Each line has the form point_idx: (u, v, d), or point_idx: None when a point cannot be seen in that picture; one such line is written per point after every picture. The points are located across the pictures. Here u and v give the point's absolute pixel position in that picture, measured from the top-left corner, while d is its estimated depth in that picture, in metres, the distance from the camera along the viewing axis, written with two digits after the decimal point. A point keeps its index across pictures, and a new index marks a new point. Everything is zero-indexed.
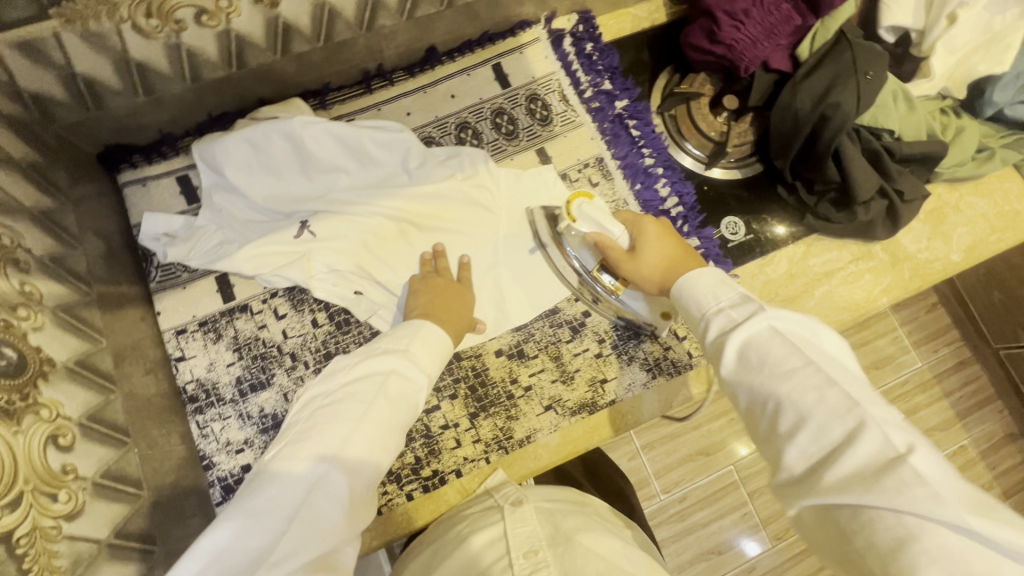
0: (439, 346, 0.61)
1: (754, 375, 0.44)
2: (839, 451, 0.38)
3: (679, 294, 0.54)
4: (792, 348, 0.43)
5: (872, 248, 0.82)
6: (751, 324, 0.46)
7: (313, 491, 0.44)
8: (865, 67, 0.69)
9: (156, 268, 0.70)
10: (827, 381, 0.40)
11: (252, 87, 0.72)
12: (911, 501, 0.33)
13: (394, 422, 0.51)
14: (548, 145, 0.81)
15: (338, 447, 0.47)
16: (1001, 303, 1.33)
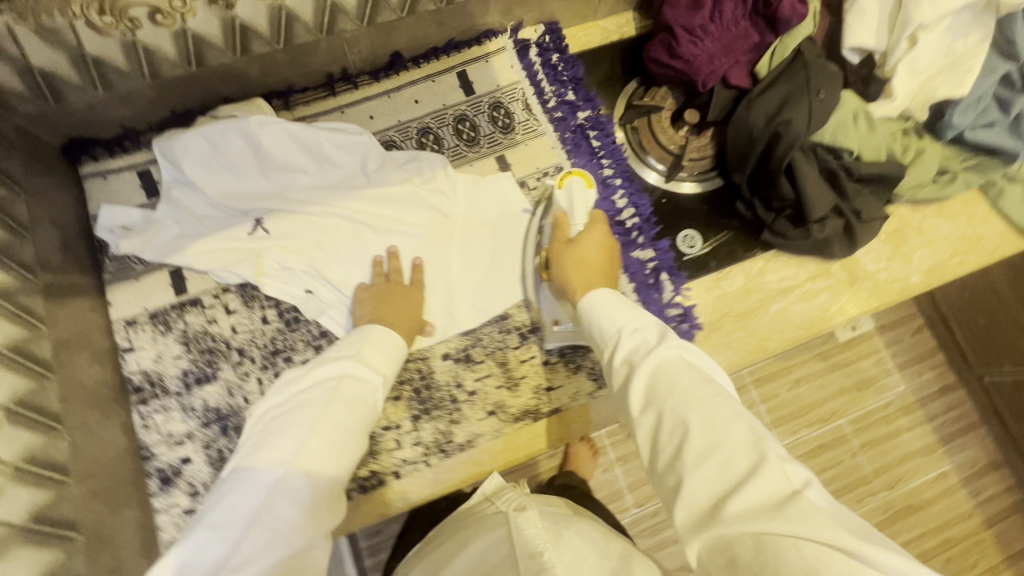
0: (391, 349, 0.63)
1: (658, 395, 0.47)
2: (741, 484, 0.40)
3: (590, 314, 0.59)
4: (696, 375, 0.47)
5: (831, 267, 0.82)
6: (660, 348, 0.50)
7: (272, 494, 0.44)
8: (818, 86, 0.69)
9: (111, 259, 0.72)
10: (733, 413, 0.44)
11: (214, 86, 0.73)
12: (811, 528, 0.36)
13: (352, 423, 0.52)
14: (507, 152, 0.81)
15: (294, 450, 0.47)
16: (987, 327, 1.25)
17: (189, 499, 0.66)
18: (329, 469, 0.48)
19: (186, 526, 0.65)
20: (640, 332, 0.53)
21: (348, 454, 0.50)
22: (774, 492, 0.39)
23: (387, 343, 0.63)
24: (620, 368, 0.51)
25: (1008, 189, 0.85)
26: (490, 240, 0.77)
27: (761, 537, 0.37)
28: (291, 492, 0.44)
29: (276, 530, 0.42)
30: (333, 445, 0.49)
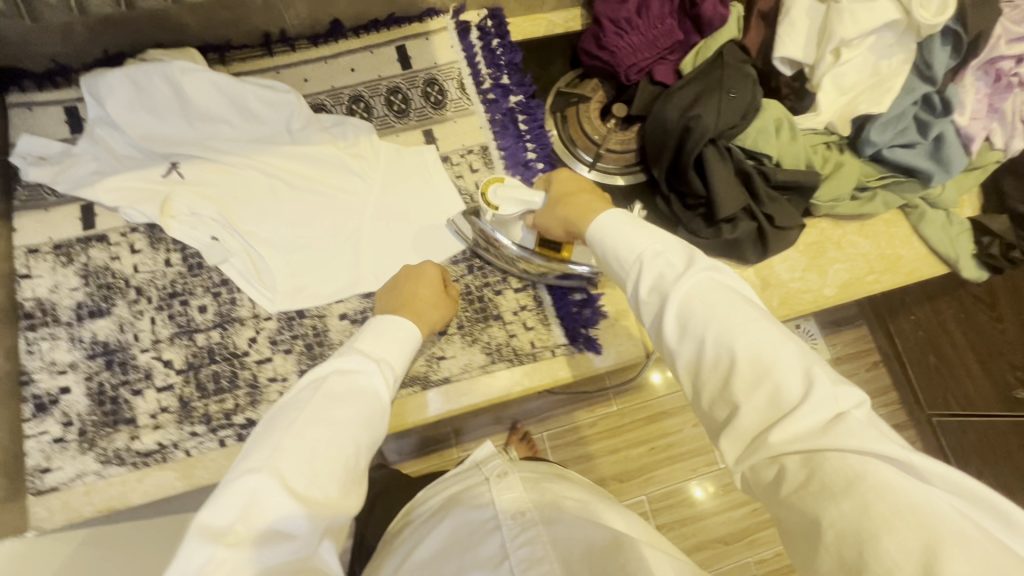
0: (397, 333, 0.57)
1: (690, 323, 0.45)
2: (794, 410, 0.38)
3: (601, 245, 0.54)
4: (730, 302, 0.44)
5: (745, 271, 0.83)
6: (687, 275, 0.46)
7: (254, 503, 0.37)
8: (730, 85, 0.72)
9: (24, 189, 0.73)
10: (781, 337, 0.42)
11: (147, 32, 0.75)
12: (866, 443, 0.35)
13: (348, 416, 0.46)
14: (435, 128, 0.83)
15: (281, 453, 0.41)
16: (936, 367, 1.31)
17: (62, 429, 0.66)
18: (324, 465, 0.41)
19: (54, 454, 0.65)
20: (661, 258, 0.48)
21: (352, 447, 0.44)
22: (826, 409, 0.38)
23: (393, 329, 0.57)
24: (649, 301, 0.47)
25: (928, 213, 0.86)
26: (404, 208, 0.78)
27: (809, 451, 0.37)
28: (278, 499, 0.38)
29: (261, 541, 0.36)
30: (329, 442, 0.43)
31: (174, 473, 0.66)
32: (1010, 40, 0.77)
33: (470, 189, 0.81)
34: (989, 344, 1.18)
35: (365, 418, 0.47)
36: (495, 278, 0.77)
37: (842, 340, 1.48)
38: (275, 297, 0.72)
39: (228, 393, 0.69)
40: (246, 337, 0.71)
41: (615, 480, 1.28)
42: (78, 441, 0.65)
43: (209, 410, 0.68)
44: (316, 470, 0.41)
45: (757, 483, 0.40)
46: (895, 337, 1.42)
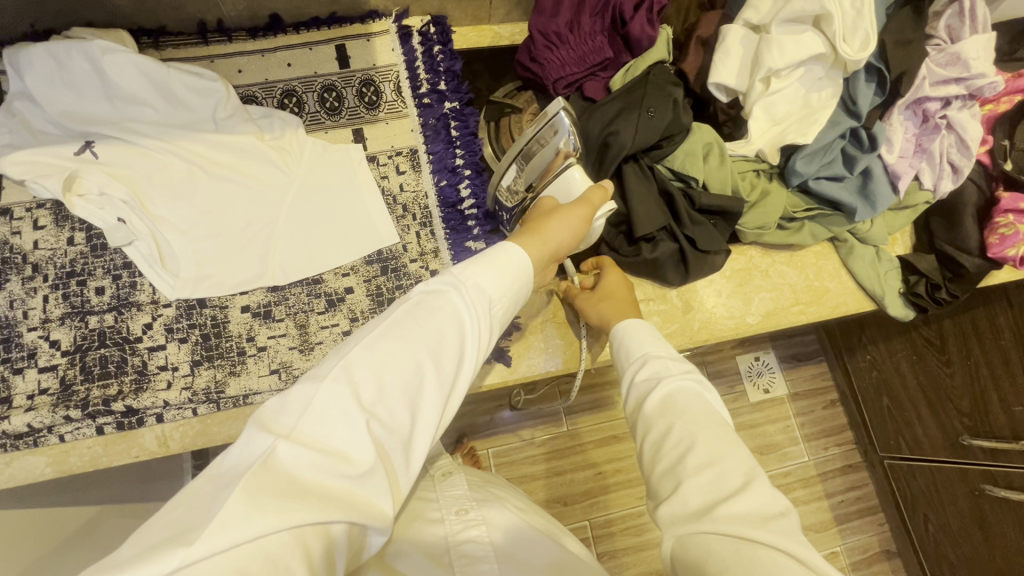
0: (503, 259, 0.49)
1: (669, 407, 0.51)
2: (732, 495, 0.42)
3: (619, 341, 0.63)
4: (708, 409, 0.50)
5: (668, 292, 0.82)
6: (678, 376, 0.54)
7: (320, 410, 0.36)
8: (650, 104, 0.72)
9: None
10: (740, 442, 0.47)
11: (75, 10, 0.74)
12: (788, 542, 0.39)
13: (421, 338, 0.42)
14: (366, 127, 0.83)
15: (354, 364, 0.39)
16: (888, 409, 1.30)
17: None
18: (398, 389, 0.39)
19: None
20: (661, 359, 0.57)
21: (423, 375, 0.41)
22: (762, 503, 0.42)
23: (501, 256, 0.50)
24: (640, 384, 0.55)
25: (857, 248, 0.86)
26: (323, 205, 0.77)
27: (741, 538, 0.39)
28: (342, 406, 0.37)
29: (317, 448, 0.35)
30: (398, 364, 0.40)
31: (44, 459, 0.63)
32: (935, 82, 0.78)
33: (393, 191, 0.80)
34: (936, 389, 1.17)
35: (442, 344, 0.42)
36: (409, 281, 0.76)
37: (799, 377, 1.44)
38: (177, 285, 0.70)
39: (113, 379, 0.66)
40: (142, 323, 0.69)
41: (558, 503, 1.24)
42: None
43: (90, 395, 0.65)
44: (382, 394, 0.38)
45: (686, 558, 0.41)
46: (851, 376, 1.39)
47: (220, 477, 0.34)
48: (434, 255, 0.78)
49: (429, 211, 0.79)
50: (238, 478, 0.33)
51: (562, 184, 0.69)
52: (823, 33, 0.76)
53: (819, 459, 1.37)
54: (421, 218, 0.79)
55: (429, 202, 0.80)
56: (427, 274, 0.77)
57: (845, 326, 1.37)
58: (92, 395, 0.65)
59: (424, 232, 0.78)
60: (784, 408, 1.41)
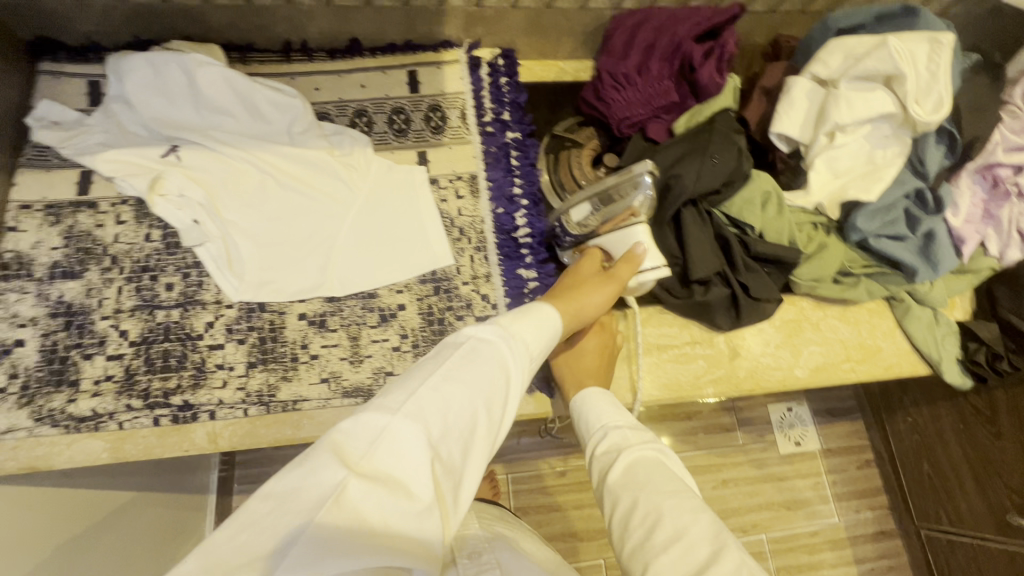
0: (540, 316, 0.53)
1: (632, 480, 0.54)
2: (701, 566, 0.45)
3: (576, 409, 0.65)
4: (669, 476, 0.54)
5: (715, 336, 0.81)
6: (638, 448, 0.57)
7: (390, 446, 0.37)
8: (714, 151, 0.72)
9: (32, 148, 0.76)
10: (699, 507, 0.50)
11: (176, 24, 0.80)
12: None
13: (479, 385, 0.44)
14: (430, 150, 0.85)
15: (419, 403, 0.40)
16: (929, 477, 1.24)
17: (6, 379, 0.66)
18: (456, 433, 0.41)
19: None
20: (620, 431, 0.60)
21: (477, 419, 0.43)
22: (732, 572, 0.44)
23: (539, 316, 0.53)
24: (602, 458, 0.59)
25: (914, 309, 0.84)
26: (383, 221, 0.79)
27: None
28: (409, 444, 0.38)
29: (385, 488, 0.36)
30: (457, 408, 0.42)
31: (102, 443, 0.66)
32: (1008, 148, 0.77)
33: (451, 214, 0.82)
34: (983, 461, 1.11)
35: (494, 392, 0.44)
36: (459, 303, 0.77)
37: (832, 432, 1.39)
38: (241, 287, 0.73)
39: (174, 372, 0.69)
40: (204, 321, 0.72)
41: (573, 537, 1.22)
42: (18, 394, 0.65)
43: (151, 386, 0.68)
44: (444, 436, 0.40)
45: None
46: (891, 438, 1.34)
47: (284, 508, 0.34)
48: (486, 280, 0.79)
49: (485, 236, 0.81)
50: (311, 516, 0.33)
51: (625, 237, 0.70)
52: (893, 91, 0.76)
53: (849, 521, 1.32)
54: (477, 242, 0.81)
55: (485, 227, 0.81)
56: (478, 298, 0.77)
57: (885, 384, 1.33)
58: (153, 386, 0.68)
59: (478, 256, 0.80)
60: (816, 463, 1.36)
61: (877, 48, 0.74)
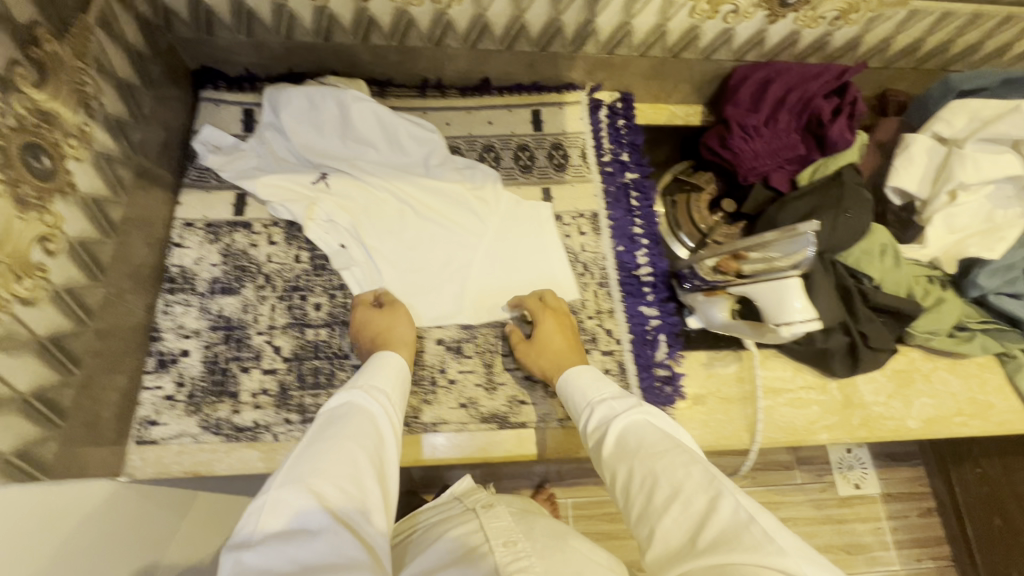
0: (380, 365, 0.65)
1: (624, 453, 0.56)
2: (705, 517, 0.47)
3: (563, 389, 0.68)
4: (661, 436, 0.56)
5: (828, 383, 0.83)
6: (623, 416, 0.59)
7: (279, 508, 0.45)
8: (847, 205, 0.75)
9: (195, 169, 0.82)
10: (692, 458, 0.53)
11: (330, 61, 0.86)
12: (762, 556, 0.43)
13: (346, 434, 0.53)
14: (553, 187, 0.89)
15: (294, 469, 0.48)
16: (999, 530, 1.23)
17: (174, 387, 0.71)
18: (337, 471, 0.49)
19: (162, 410, 0.70)
20: (605, 402, 0.62)
21: (359, 457, 0.52)
22: (730, 520, 0.46)
23: (379, 365, 0.65)
24: (593, 434, 0.61)
25: None
26: (511, 253, 0.83)
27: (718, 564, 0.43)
28: (296, 500, 0.45)
29: (284, 540, 0.43)
30: (338, 455, 0.50)
31: (256, 452, 0.70)
32: None
33: (574, 250, 0.85)
34: None
35: (361, 434, 0.54)
36: (585, 337, 0.80)
37: (893, 477, 1.37)
38: None
39: (324, 389, 0.73)
40: (350, 341, 0.76)
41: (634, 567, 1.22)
42: (185, 402, 0.70)
43: (304, 401, 0.72)
44: (330, 477, 0.48)
45: None
46: (957, 489, 1.32)
47: None
48: (610, 315, 0.82)
49: (607, 272, 0.84)
50: None
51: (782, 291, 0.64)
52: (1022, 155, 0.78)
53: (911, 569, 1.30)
54: (600, 278, 0.84)
55: (607, 264, 0.85)
56: (602, 333, 0.81)
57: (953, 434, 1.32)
58: (307, 401, 0.72)
59: (601, 292, 0.83)
60: (876, 508, 1.35)
61: (1009, 113, 0.77)
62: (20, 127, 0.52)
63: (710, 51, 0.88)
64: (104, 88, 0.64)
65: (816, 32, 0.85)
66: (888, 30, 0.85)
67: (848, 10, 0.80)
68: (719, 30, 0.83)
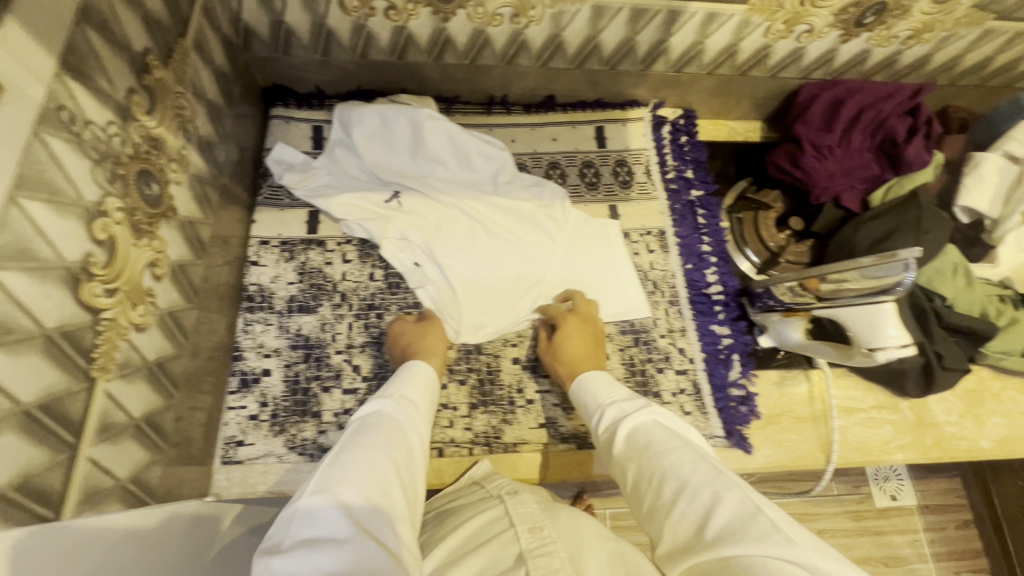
0: (408, 373, 0.64)
1: (632, 450, 0.53)
2: (711, 511, 0.45)
3: (576, 393, 0.66)
4: (668, 432, 0.54)
5: (899, 402, 0.83)
6: (633, 414, 0.57)
7: (310, 516, 0.43)
8: (927, 226, 0.74)
9: (268, 188, 0.83)
10: (700, 455, 0.50)
11: (400, 79, 0.86)
12: (770, 548, 0.40)
13: (373, 441, 0.51)
14: (620, 204, 0.89)
15: (322, 477, 0.47)
16: None
17: (257, 407, 0.71)
18: (366, 478, 0.47)
19: (247, 430, 0.70)
20: (615, 403, 0.60)
21: (386, 464, 0.49)
22: (736, 513, 0.44)
23: (408, 373, 0.64)
24: (601, 434, 0.58)
25: None
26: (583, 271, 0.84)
27: (728, 559, 0.41)
28: (321, 508, 0.44)
29: (310, 550, 0.41)
30: (370, 462, 0.49)
31: None
32: None
33: (643, 267, 0.86)
34: None
35: (389, 441, 0.52)
36: (658, 356, 0.80)
37: (929, 489, 1.36)
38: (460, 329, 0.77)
39: None
40: None
41: None
42: (269, 422, 0.71)
43: None
44: (358, 484, 0.46)
45: None
46: (996, 500, 1.31)
47: None
48: (681, 334, 0.82)
49: (677, 290, 0.84)
50: None
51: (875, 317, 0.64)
52: None
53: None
54: (670, 296, 0.84)
55: (676, 282, 0.85)
56: (675, 351, 0.81)
57: None
58: None
59: (672, 310, 0.83)
60: (912, 520, 1.34)
61: None
62: (136, 154, 0.52)
63: (777, 69, 0.88)
64: (197, 111, 0.64)
65: (886, 51, 0.85)
66: (959, 49, 0.85)
67: (922, 30, 0.80)
68: (791, 49, 0.83)
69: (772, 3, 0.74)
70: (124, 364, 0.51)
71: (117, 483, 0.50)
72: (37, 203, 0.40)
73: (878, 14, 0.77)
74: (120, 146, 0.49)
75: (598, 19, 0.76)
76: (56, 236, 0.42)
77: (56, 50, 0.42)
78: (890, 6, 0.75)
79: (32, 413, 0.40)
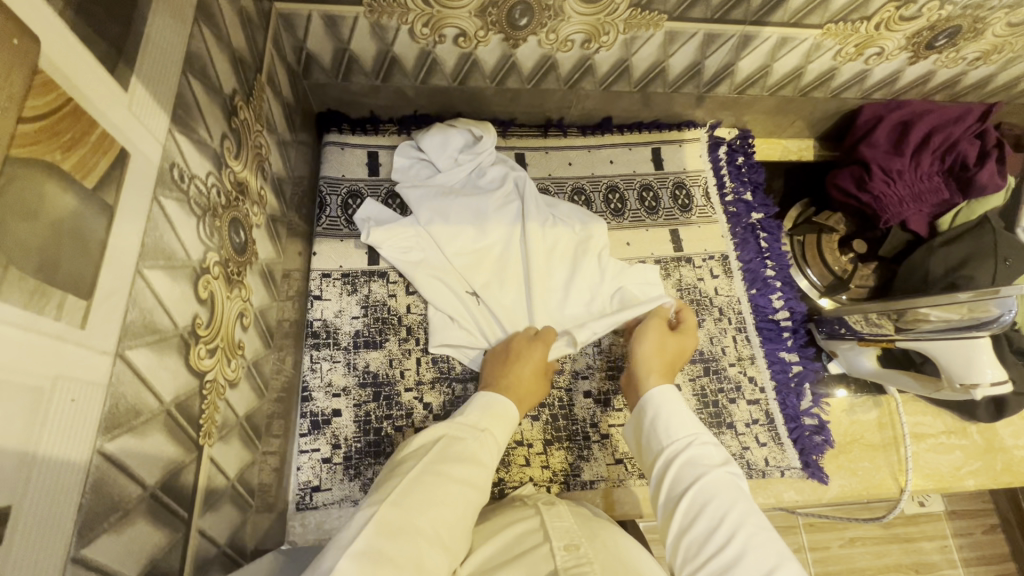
0: (487, 402, 0.62)
1: (708, 506, 0.49)
2: None
3: (650, 409, 0.59)
4: (750, 509, 0.49)
5: (968, 427, 0.82)
6: (719, 469, 0.52)
7: (384, 528, 0.42)
8: (1006, 253, 0.74)
9: (326, 219, 0.79)
10: (785, 550, 0.45)
11: (457, 103, 0.83)
12: None
13: (452, 472, 0.50)
14: (681, 229, 0.86)
15: (404, 495, 0.46)
16: None
17: (330, 449, 0.69)
18: (439, 514, 0.46)
19: (322, 473, 0.68)
20: (701, 445, 0.55)
21: (458, 504, 0.48)
22: None
23: (488, 398, 0.62)
24: (676, 472, 0.53)
25: None
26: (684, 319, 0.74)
27: None
28: (395, 527, 0.43)
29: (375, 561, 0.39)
30: (445, 497, 0.48)
31: None
32: None
33: (708, 294, 0.83)
34: None
35: (466, 475, 0.51)
36: (729, 385, 0.78)
37: (956, 492, 1.28)
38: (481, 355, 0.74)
39: None
40: None
41: None
42: (344, 466, 0.68)
43: None
44: (429, 517, 0.45)
45: None
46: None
47: None
48: (751, 362, 0.80)
49: (743, 316, 0.82)
50: None
51: (965, 357, 0.64)
52: None
53: None
54: (736, 323, 0.82)
55: (742, 308, 0.83)
56: (746, 380, 0.79)
57: None
58: None
59: (740, 337, 0.81)
60: (941, 525, 1.26)
61: None
62: (228, 203, 0.50)
63: (840, 90, 0.86)
64: (269, 148, 0.62)
65: (951, 72, 0.84)
66: (1021, 70, 0.85)
67: (990, 52, 0.79)
68: (857, 70, 0.82)
69: (847, 27, 0.73)
70: (222, 424, 0.48)
71: (219, 549, 0.48)
72: (157, 271, 0.37)
73: (950, 37, 0.76)
74: (216, 197, 0.47)
75: (669, 44, 0.74)
76: (172, 303, 0.39)
77: (168, 105, 0.39)
78: (964, 29, 0.74)
79: (156, 495, 0.37)
